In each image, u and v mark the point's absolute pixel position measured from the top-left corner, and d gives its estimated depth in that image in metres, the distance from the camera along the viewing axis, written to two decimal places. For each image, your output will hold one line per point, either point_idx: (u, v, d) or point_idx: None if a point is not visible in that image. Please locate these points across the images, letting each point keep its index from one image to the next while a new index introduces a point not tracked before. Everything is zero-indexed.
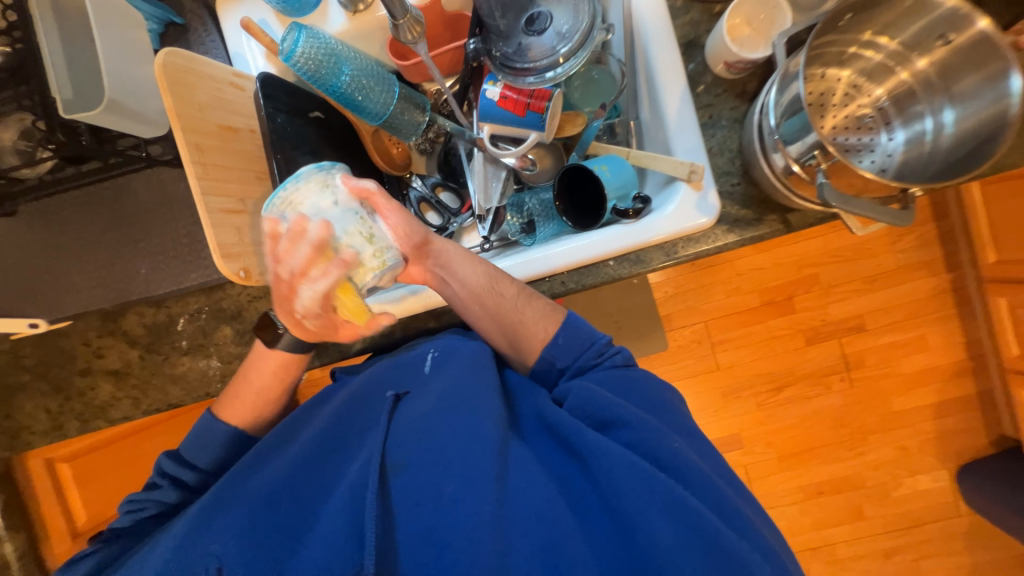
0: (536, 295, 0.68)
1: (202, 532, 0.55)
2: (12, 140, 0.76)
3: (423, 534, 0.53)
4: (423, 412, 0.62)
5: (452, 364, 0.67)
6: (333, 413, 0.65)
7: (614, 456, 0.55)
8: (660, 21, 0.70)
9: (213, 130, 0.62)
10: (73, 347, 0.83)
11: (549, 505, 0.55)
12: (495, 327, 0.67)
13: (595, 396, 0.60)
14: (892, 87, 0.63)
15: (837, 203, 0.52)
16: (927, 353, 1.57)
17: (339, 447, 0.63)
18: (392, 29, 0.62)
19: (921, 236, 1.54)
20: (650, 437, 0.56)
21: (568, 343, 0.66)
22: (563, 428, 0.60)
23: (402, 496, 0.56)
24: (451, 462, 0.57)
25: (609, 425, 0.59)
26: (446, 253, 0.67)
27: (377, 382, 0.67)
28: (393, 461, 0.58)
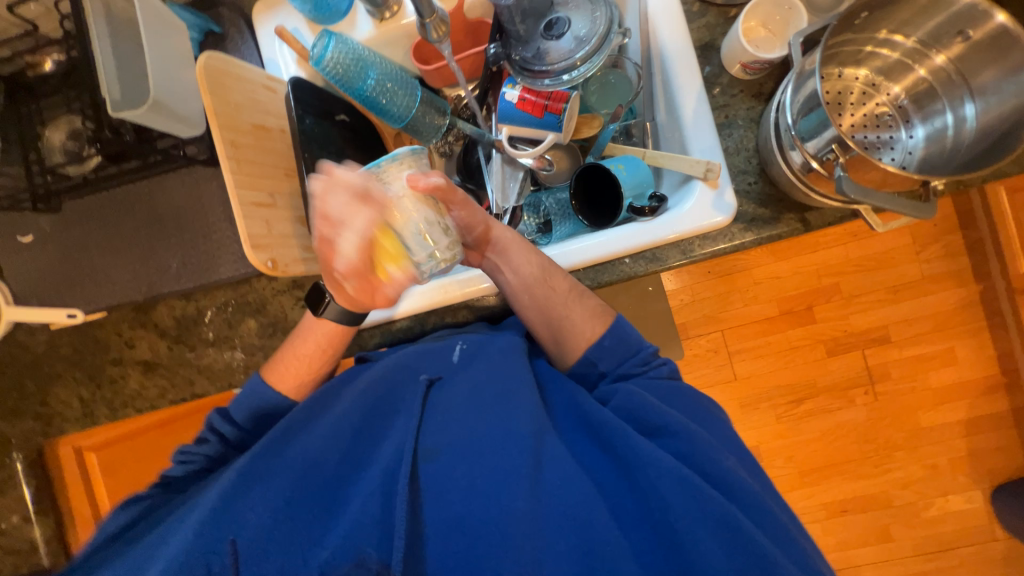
0: (586, 294, 0.67)
1: (239, 498, 0.56)
2: (60, 140, 0.83)
3: (454, 522, 0.56)
4: (461, 402, 0.62)
5: (492, 349, 0.65)
6: (366, 389, 0.62)
7: (663, 466, 0.54)
8: (676, 26, 0.71)
9: (247, 128, 0.66)
10: (106, 337, 0.87)
11: (585, 507, 0.55)
12: (541, 318, 0.67)
13: (640, 401, 0.59)
14: (910, 85, 0.63)
15: (854, 196, 0.51)
16: (957, 367, 1.52)
17: (375, 429, 0.62)
18: (420, 28, 0.64)
19: (948, 246, 1.50)
20: (697, 449, 0.56)
21: (614, 346, 0.64)
22: (607, 430, 0.58)
23: (433, 486, 0.57)
24: (485, 455, 0.58)
25: (658, 432, 0.58)
26: (504, 241, 0.69)
27: (414, 365, 0.65)
28: (426, 448, 0.59)
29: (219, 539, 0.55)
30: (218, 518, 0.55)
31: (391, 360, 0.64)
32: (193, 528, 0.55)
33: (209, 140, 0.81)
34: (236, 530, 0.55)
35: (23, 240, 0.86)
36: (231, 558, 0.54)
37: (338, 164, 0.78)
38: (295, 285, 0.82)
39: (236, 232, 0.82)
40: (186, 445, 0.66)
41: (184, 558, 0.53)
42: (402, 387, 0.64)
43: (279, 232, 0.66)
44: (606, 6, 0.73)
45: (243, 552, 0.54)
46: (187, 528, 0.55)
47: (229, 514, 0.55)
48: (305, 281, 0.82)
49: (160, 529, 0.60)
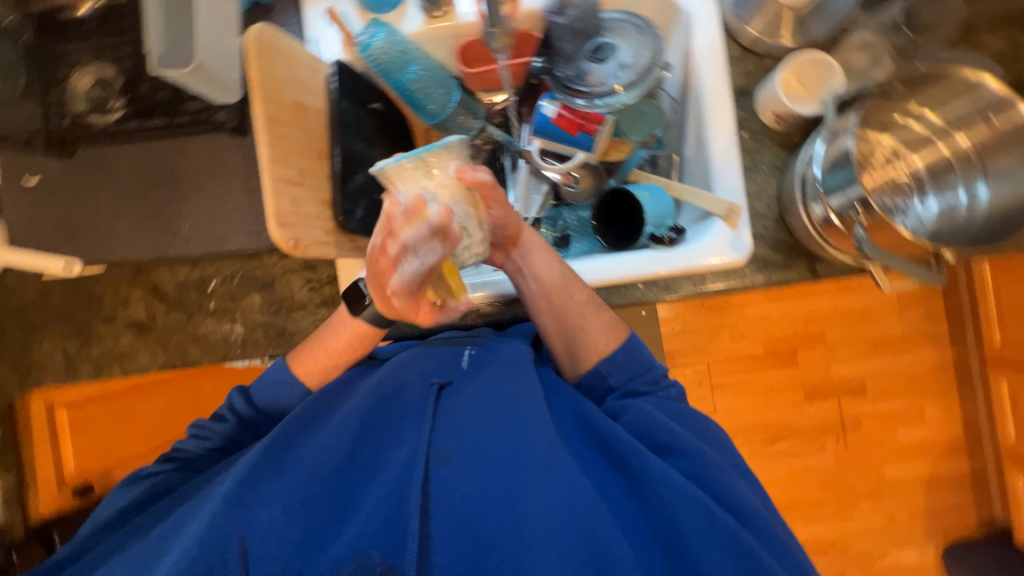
0: (602, 307, 0.67)
1: (249, 494, 0.56)
2: (86, 86, 0.81)
3: (464, 529, 0.54)
4: (472, 407, 0.61)
5: (502, 356, 0.65)
6: (377, 388, 0.62)
7: (675, 486, 0.55)
8: (717, 70, 0.74)
9: (288, 104, 0.66)
10: (102, 292, 0.84)
11: (596, 519, 0.54)
12: (555, 326, 0.67)
13: (651, 419, 0.61)
14: (933, 161, 0.67)
15: (873, 257, 0.55)
16: (925, 426, 1.58)
17: (383, 427, 0.61)
18: (484, 34, 0.67)
19: (929, 309, 1.56)
20: (705, 469, 0.58)
21: (626, 361, 0.66)
22: (620, 446, 0.58)
23: (443, 491, 0.56)
24: (496, 464, 0.57)
25: (668, 449, 0.60)
26: (529, 246, 0.68)
27: (427, 368, 0.64)
28: (437, 451, 0.58)
29: (230, 535, 0.54)
30: (228, 513, 0.55)
31: (404, 363, 0.65)
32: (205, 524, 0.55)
33: (239, 109, 0.80)
34: (246, 528, 0.54)
35: (28, 182, 0.83)
36: (241, 558, 0.53)
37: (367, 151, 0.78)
38: (307, 266, 0.82)
39: (252, 204, 0.81)
40: (205, 422, 0.67)
41: (195, 555, 0.53)
42: (411, 385, 0.63)
43: (305, 211, 0.66)
44: (653, 40, 0.76)
45: (254, 548, 0.53)
46: (198, 524, 0.55)
47: (240, 509, 0.55)
48: (317, 263, 0.81)
49: (177, 515, 0.60)
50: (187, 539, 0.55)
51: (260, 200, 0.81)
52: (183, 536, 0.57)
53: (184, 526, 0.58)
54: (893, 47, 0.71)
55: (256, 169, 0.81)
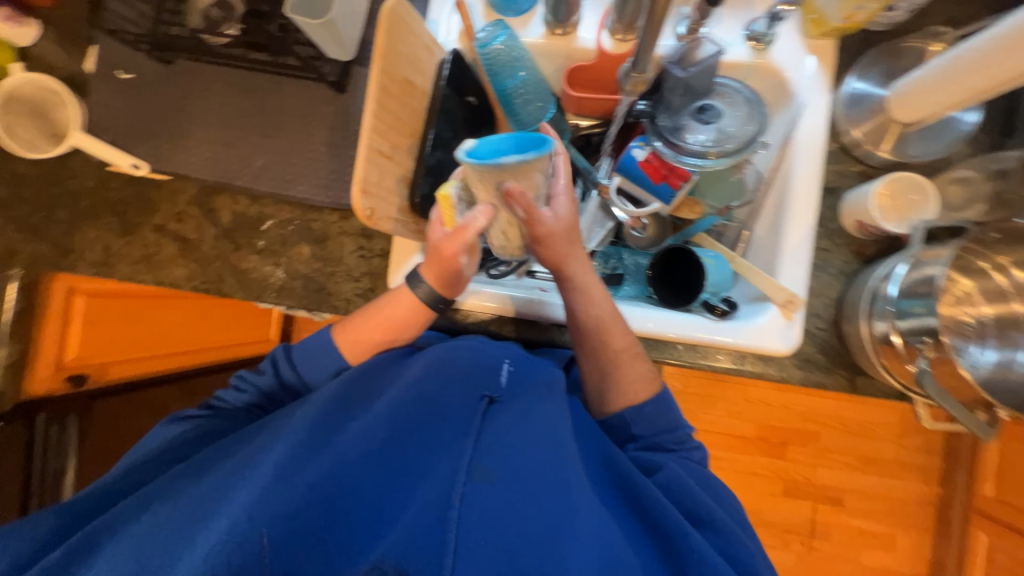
0: (641, 357, 0.68)
1: (289, 473, 0.52)
2: (207, 5, 0.83)
3: (503, 562, 0.49)
4: (515, 429, 0.59)
5: (537, 382, 0.64)
6: (422, 386, 0.62)
7: (717, 564, 0.53)
8: (813, 163, 0.74)
9: (400, 80, 0.67)
10: (159, 201, 0.85)
11: None
12: (589, 364, 0.68)
13: (683, 485, 0.61)
14: (1001, 312, 0.68)
15: (932, 394, 0.55)
16: (892, 554, 1.56)
17: (426, 430, 0.59)
18: (620, 74, 0.65)
19: (928, 441, 1.55)
20: (733, 546, 0.57)
21: (654, 414, 0.67)
22: (660, 511, 0.57)
23: (484, 514, 0.52)
24: (540, 498, 0.54)
25: (702, 522, 0.59)
26: (580, 278, 0.65)
27: (473, 378, 0.63)
28: (480, 468, 0.55)
29: (264, 517, 0.49)
30: (268, 492, 0.50)
31: (446, 365, 0.63)
32: (242, 500, 0.50)
33: (344, 66, 0.81)
34: (284, 509, 0.50)
35: (123, 76, 0.84)
36: (268, 549, 0.47)
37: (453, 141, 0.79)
38: (363, 233, 0.82)
39: (328, 159, 0.82)
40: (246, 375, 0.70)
41: (228, 533, 0.47)
42: (459, 392, 0.62)
43: (386, 185, 0.67)
44: (761, 117, 0.76)
45: (288, 533, 0.49)
46: (234, 500, 0.51)
47: (280, 488, 0.51)
48: (373, 234, 0.82)
49: (207, 483, 0.54)
50: (217, 518, 0.49)
51: (337, 157, 0.81)
52: (211, 513, 0.50)
53: (212, 505, 0.51)
54: (994, 193, 0.70)
55: (343, 127, 0.82)
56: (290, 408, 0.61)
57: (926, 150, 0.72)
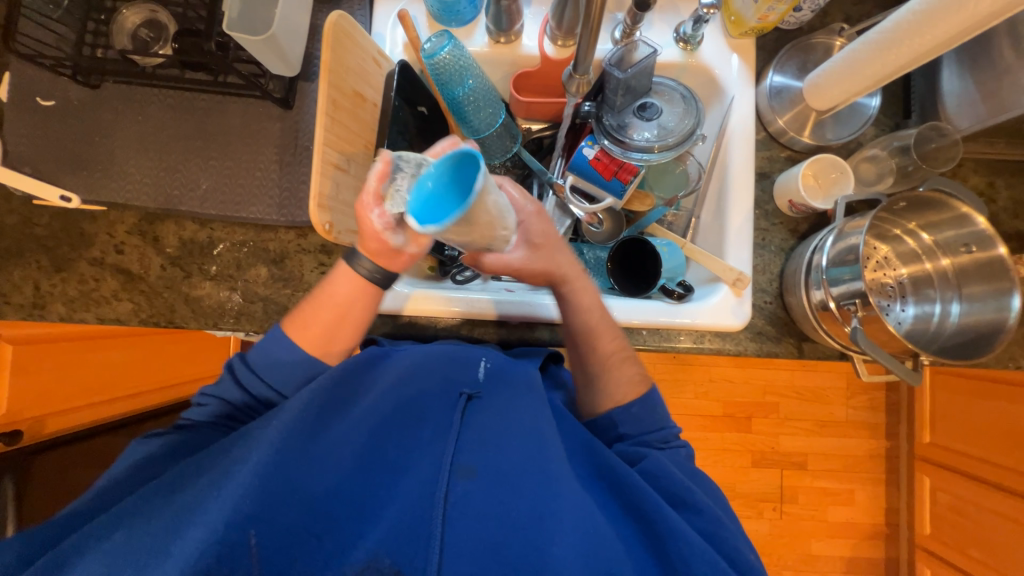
0: (631, 361, 0.69)
1: (264, 481, 0.50)
2: (134, 25, 0.79)
3: (486, 552, 0.51)
4: (496, 424, 0.60)
5: (516, 379, 0.65)
6: (400, 390, 0.62)
7: (696, 545, 0.53)
8: (745, 152, 0.81)
9: (350, 93, 0.67)
10: (95, 233, 0.80)
11: (618, 564, 0.51)
12: (579, 364, 0.70)
13: (669, 472, 0.60)
14: (915, 271, 0.76)
15: (863, 347, 0.61)
16: (853, 508, 1.68)
17: (406, 429, 0.59)
18: (564, 77, 0.70)
19: (873, 400, 1.68)
20: (715, 528, 0.57)
21: (640, 414, 0.66)
22: (640, 494, 0.57)
23: (466, 508, 0.53)
24: (523, 487, 0.55)
25: (683, 504, 0.59)
26: (570, 282, 0.68)
27: (453, 376, 0.65)
28: (462, 465, 0.55)
29: (246, 527, 0.48)
30: (244, 503, 0.48)
31: (428, 367, 0.65)
32: (215, 511, 0.48)
33: (289, 82, 0.80)
34: (263, 520, 0.49)
35: (43, 104, 0.78)
36: (257, 552, 0.48)
37: (406, 151, 0.80)
38: (323, 249, 0.81)
39: (280, 178, 0.80)
40: (208, 389, 0.61)
41: (204, 546, 0.46)
42: (438, 393, 0.63)
43: (343, 198, 0.67)
44: (697, 112, 0.81)
45: (269, 542, 0.48)
46: (206, 511, 0.48)
47: (257, 497, 0.49)
48: (334, 249, 0.81)
49: (171, 502, 0.50)
50: (191, 532, 0.47)
51: (289, 174, 0.80)
52: (182, 529, 0.48)
53: (182, 518, 0.49)
54: (898, 167, 0.80)
55: (293, 144, 0.80)
56: (261, 419, 0.55)
57: (841, 133, 0.80)
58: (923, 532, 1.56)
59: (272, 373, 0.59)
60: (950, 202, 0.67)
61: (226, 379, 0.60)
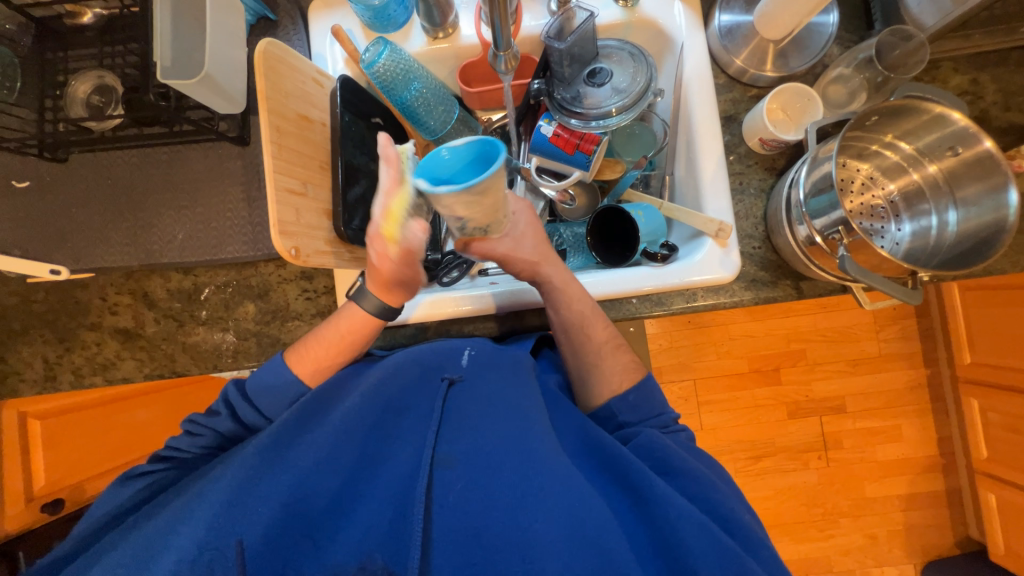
0: (624, 348, 0.69)
1: (247, 493, 0.53)
2: (86, 93, 0.81)
3: (469, 533, 0.53)
4: (477, 409, 0.62)
5: (504, 363, 0.65)
6: (377, 387, 0.60)
7: (684, 508, 0.52)
8: (706, 98, 0.78)
9: (293, 116, 0.68)
10: (88, 299, 0.83)
11: (602, 530, 0.52)
12: (570, 352, 0.70)
13: (660, 443, 0.60)
14: (904, 184, 0.73)
15: (853, 275, 0.58)
16: (901, 443, 1.61)
17: (388, 426, 0.61)
18: (490, 57, 0.66)
19: (903, 329, 1.61)
20: (706, 490, 0.56)
21: (637, 402, 0.67)
22: (626, 462, 0.57)
23: (449, 494, 0.55)
24: (505, 467, 0.56)
25: (675, 471, 0.58)
26: (559, 277, 0.69)
27: (433, 365, 0.65)
28: (443, 455, 0.58)
29: (228, 536, 0.51)
30: (228, 513, 0.52)
31: (409, 364, 0.63)
32: (201, 524, 0.51)
33: (242, 119, 0.81)
34: (245, 529, 0.51)
35: (18, 185, 0.80)
36: (239, 558, 0.50)
37: (366, 164, 0.80)
38: (304, 275, 0.82)
39: (250, 214, 0.81)
40: (199, 418, 0.63)
41: (189, 558, 0.49)
42: (422, 386, 0.64)
43: (306, 221, 0.67)
44: (647, 67, 0.78)
45: (252, 551, 0.50)
46: (189, 526, 0.51)
47: (239, 508, 0.52)
48: (313, 273, 0.81)
49: (159, 519, 0.54)
50: (171, 549, 0.50)
51: (258, 209, 0.81)
52: (168, 542, 0.51)
53: (175, 525, 0.52)
54: (868, 80, 0.76)
55: (256, 179, 0.81)
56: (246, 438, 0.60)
57: (804, 59, 0.76)
58: (980, 456, 1.49)
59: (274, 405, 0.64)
60: (923, 106, 0.63)
61: (225, 411, 0.63)
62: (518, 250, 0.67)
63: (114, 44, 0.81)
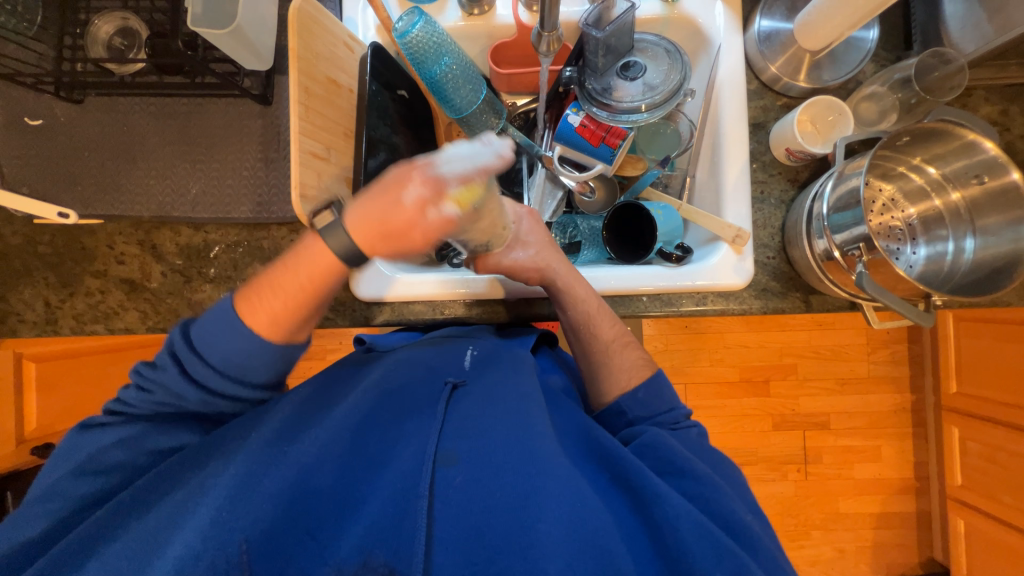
0: (633, 346, 0.71)
1: (249, 487, 0.53)
2: (108, 35, 0.79)
3: (472, 533, 0.53)
4: (479, 408, 0.62)
5: (502, 364, 0.68)
6: (380, 384, 0.64)
7: (681, 507, 0.54)
8: (737, 102, 0.77)
9: (322, 79, 0.66)
10: (95, 246, 0.81)
11: (601, 528, 0.53)
12: (580, 354, 0.72)
13: (666, 444, 0.61)
14: (924, 209, 0.74)
15: (870, 292, 0.58)
16: (879, 464, 1.65)
17: (391, 423, 0.62)
18: (533, 36, 0.65)
19: (894, 353, 1.64)
20: (711, 492, 0.57)
21: (647, 398, 0.68)
22: (624, 462, 0.58)
23: (451, 492, 0.55)
24: (507, 467, 0.57)
25: (677, 472, 0.59)
26: (564, 278, 0.71)
27: (437, 369, 0.68)
28: (445, 453, 0.58)
29: (230, 532, 0.49)
30: (230, 507, 0.51)
31: (411, 366, 0.68)
32: (203, 518, 0.50)
33: (265, 78, 0.80)
34: (247, 526, 0.50)
35: (31, 123, 0.78)
36: (242, 557, 0.48)
37: (388, 137, 0.80)
38: None
39: (267, 175, 0.80)
40: (146, 371, 0.59)
41: (190, 555, 0.47)
42: (424, 385, 0.66)
43: (326, 187, 0.67)
44: (682, 66, 0.78)
45: (255, 550, 0.49)
46: (192, 521, 0.50)
47: (241, 502, 0.51)
48: None
49: (158, 512, 0.53)
50: (172, 546, 0.49)
51: (275, 170, 0.80)
52: (169, 538, 0.50)
53: (174, 520, 0.51)
54: (901, 101, 0.76)
55: (275, 140, 0.80)
56: (245, 427, 0.60)
57: (839, 72, 0.75)
58: (955, 482, 1.53)
59: (221, 360, 0.57)
60: (956, 132, 0.64)
61: (169, 366, 0.58)
62: (522, 260, 0.69)
63: None
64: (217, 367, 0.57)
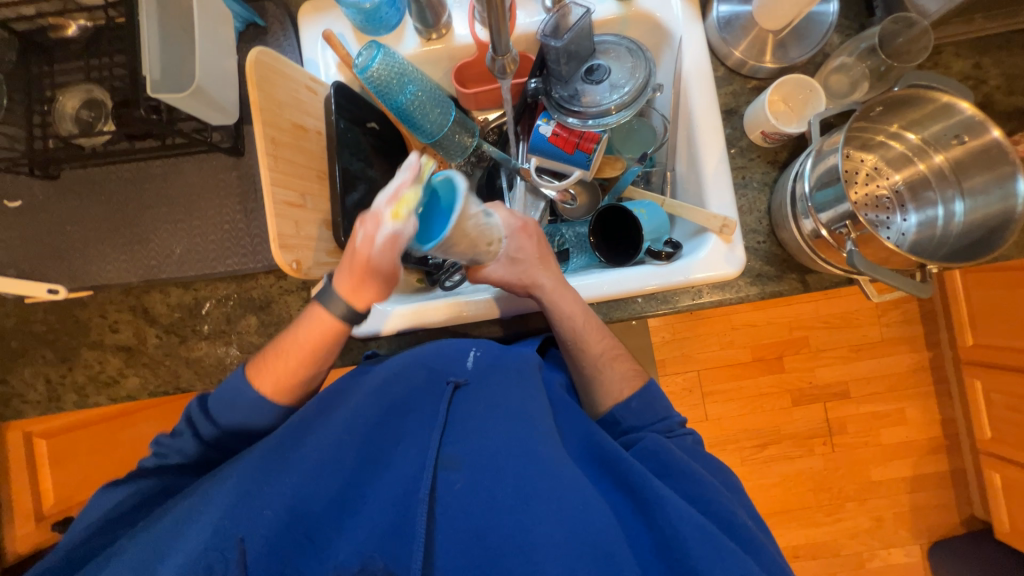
0: (623, 357, 0.71)
1: (253, 493, 0.51)
2: (74, 108, 0.80)
3: (473, 534, 0.53)
4: (482, 411, 0.61)
5: (509, 366, 0.65)
6: (381, 387, 0.61)
7: (685, 513, 0.52)
8: (706, 89, 0.76)
9: (287, 127, 0.66)
10: (88, 318, 0.82)
11: (605, 531, 0.52)
12: (571, 365, 0.72)
13: (666, 449, 0.60)
14: (910, 175, 0.73)
15: (863, 269, 0.57)
16: (905, 427, 1.62)
17: (394, 427, 0.61)
18: (488, 59, 0.65)
19: (905, 313, 1.61)
20: (712, 494, 0.57)
21: (641, 407, 0.67)
22: (626, 467, 0.57)
23: (451, 496, 0.55)
24: (509, 469, 0.56)
25: (677, 480, 0.58)
26: (549, 295, 0.70)
27: (436, 367, 0.65)
28: (447, 456, 0.58)
29: (232, 535, 0.49)
30: (233, 512, 0.50)
31: (414, 366, 0.64)
32: (207, 525, 0.49)
33: (235, 129, 0.80)
34: (249, 527, 0.49)
35: (10, 205, 0.79)
36: (241, 559, 0.48)
37: (364, 171, 0.80)
38: (305, 287, 0.81)
39: (249, 226, 0.80)
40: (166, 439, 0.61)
41: (192, 559, 0.47)
42: (425, 390, 0.64)
43: (306, 233, 0.67)
44: (645, 62, 0.77)
45: (254, 553, 0.49)
46: (198, 524, 0.50)
47: (247, 506, 0.51)
48: (315, 283, 0.81)
49: (164, 522, 0.52)
50: (178, 552, 0.48)
51: (255, 220, 0.80)
52: (178, 543, 0.49)
53: (175, 534, 0.50)
54: (871, 69, 0.75)
55: (252, 190, 0.80)
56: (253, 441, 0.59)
57: (804, 49, 0.75)
58: (985, 437, 1.50)
59: (242, 408, 0.60)
60: (930, 96, 0.63)
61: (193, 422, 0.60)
62: (506, 274, 0.70)
63: (101, 56, 0.79)
64: (239, 417, 0.60)
